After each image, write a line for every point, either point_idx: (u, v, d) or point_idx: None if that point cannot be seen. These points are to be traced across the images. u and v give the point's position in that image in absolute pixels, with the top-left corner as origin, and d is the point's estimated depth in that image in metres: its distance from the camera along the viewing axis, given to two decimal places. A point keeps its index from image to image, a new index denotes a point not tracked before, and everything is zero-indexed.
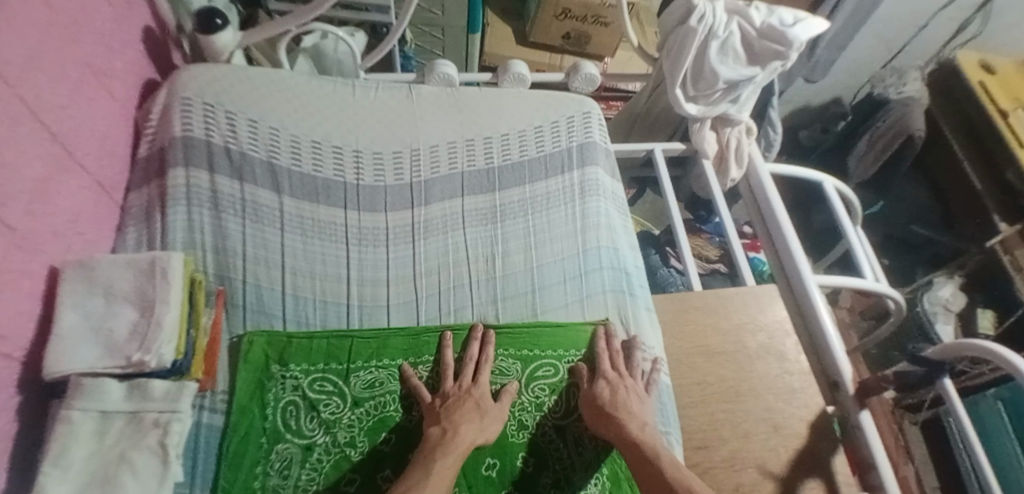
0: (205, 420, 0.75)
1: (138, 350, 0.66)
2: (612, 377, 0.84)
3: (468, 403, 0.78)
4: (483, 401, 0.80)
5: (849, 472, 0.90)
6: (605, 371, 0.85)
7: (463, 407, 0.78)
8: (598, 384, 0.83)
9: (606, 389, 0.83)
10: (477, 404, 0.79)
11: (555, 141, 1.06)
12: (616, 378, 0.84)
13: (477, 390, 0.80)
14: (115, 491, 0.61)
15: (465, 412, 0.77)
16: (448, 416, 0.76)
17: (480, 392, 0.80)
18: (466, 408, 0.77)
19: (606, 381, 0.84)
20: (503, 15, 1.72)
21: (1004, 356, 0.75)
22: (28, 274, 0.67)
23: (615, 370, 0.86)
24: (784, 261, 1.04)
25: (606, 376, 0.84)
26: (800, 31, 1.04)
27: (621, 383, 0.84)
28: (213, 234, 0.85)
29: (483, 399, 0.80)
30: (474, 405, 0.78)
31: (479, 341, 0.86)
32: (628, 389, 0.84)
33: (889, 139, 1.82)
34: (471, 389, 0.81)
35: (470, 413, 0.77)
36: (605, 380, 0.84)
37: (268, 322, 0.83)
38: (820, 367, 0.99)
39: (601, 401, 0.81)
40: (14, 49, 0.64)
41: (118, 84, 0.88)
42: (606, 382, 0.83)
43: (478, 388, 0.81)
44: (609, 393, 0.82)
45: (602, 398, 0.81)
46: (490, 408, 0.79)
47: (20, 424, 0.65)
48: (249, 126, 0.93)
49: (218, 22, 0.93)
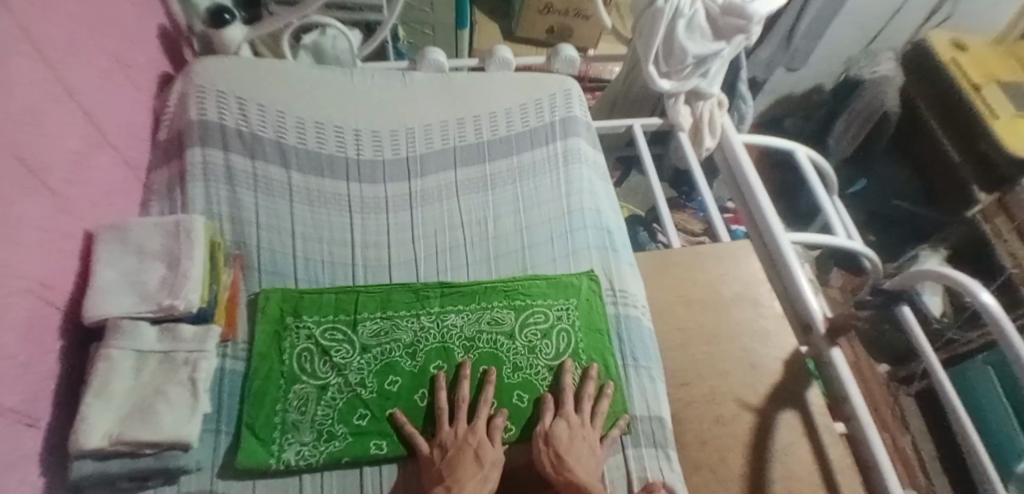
0: (228, 365, 0.83)
1: (168, 297, 0.74)
2: (574, 421, 0.83)
3: (468, 454, 0.78)
4: (482, 449, 0.79)
5: (822, 404, 0.97)
6: (569, 415, 0.83)
7: (463, 459, 0.77)
8: (557, 425, 0.82)
9: (563, 433, 0.81)
10: (477, 456, 0.78)
11: (539, 117, 1.15)
12: (578, 422, 0.83)
13: (474, 437, 0.80)
14: (153, 417, 0.68)
15: (467, 467, 0.76)
16: (451, 471, 0.76)
17: (477, 439, 0.80)
18: (466, 462, 0.77)
19: (566, 421, 0.83)
20: (490, 14, 1.83)
21: (956, 278, 0.80)
22: (68, 234, 0.75)
23: (579, 415, 0.84)
24: (758, 222, 1.13)
25: (569, 417, 0.83)
26: (759, 6, 1.14)
27: (582, 430, 0.82)
28: (229, 206, 0.94)
29: (481, 445, 0.79)
30: (473, 455, 0.78)
31: (468, 380, 0.86)
32: (586, 436, 0.82)
33: (866, 117, 1.94)
34: (468, 436, 0.80)
35: (472, 468, 0.76)
36: (566, 422, 0.83)
37: (282, 281, 0.92)
38: (793, 311, 1.08)
39: (557, 443, 0.80)
40: (54, 34, 0.74)
41: (139, 75, 0.97)
42: (566, 425, 0.82)
43: (476, 433, 0.80)
44: (567, 435, 0.81)
45: (558, 438, 0.80)
46: (491, 453, 0.79)
47: (64, 365, 0.73)
48: (259, 110, 1.02)
49: (227, 17, 1.05)
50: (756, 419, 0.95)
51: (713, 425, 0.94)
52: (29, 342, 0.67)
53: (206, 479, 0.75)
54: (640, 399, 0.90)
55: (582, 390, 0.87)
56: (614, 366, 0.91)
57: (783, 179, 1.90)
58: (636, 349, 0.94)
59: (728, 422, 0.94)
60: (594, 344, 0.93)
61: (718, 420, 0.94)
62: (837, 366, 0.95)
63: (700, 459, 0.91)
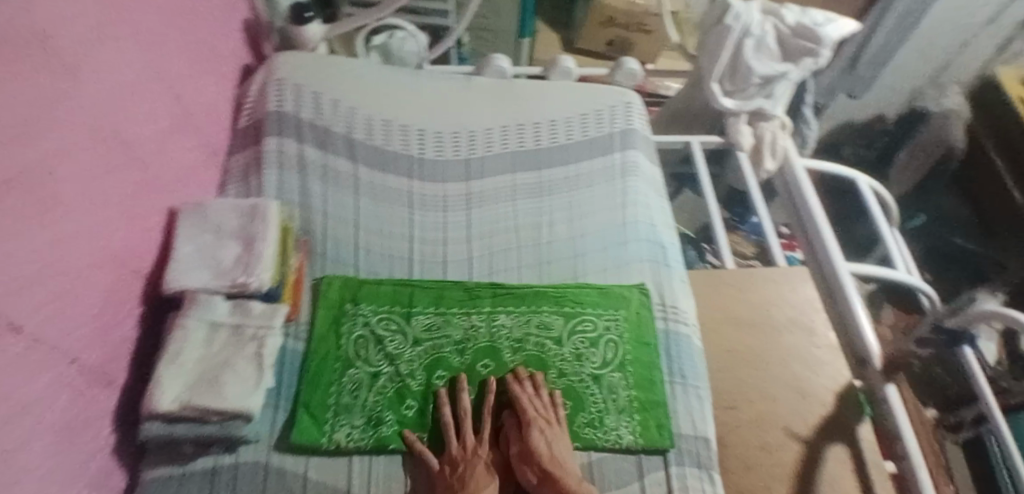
0: (290, 345, 0.87)
1: (242, 274, 0.79)
2: (544, 427, 0.82)
3: (478, 467, 0.79)
4: (483, 465, 0.80)
5: (873, 442, 0.94)
6: (539, 422, 0.82)
7: (475, 473, 0.78)
8: (533, 436, 0.81)
9: (539, 440, 0.81)
10: (486, 466, 0.80)
11: (598, 128, 1.16)
12: (549, 428, 0.82)
13: (484, 450, 0.81)
14: (219, 387, 0.71)
15: (479, 479, 0.78)
16: (464, 485, 0.77)
17: (486, 453, 0.81)
18: (478, 473, 0.78)
19: (541, 434, 0.81)
20: (552, 25, 1.86)
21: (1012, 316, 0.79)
22: (153, 209, 0.80)
23: (546, 420, 0.83)
24: (816, 249, 1.12)
25: (542, 428, 0.82)
26: (831, 30, 1.13)
27: (557, 434, 0.82)
28: (299, 194, 0.98)
29: (490, 457, 0.81)
30: (484, 468, 0.79)
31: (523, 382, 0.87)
32: (561, 440, 0.82)
33: (931, 149, 1.91)
34: (478, 449, 0.81)
35: (483, 479, 0.78)
36: (539, 431, 0.81)
37: (343, 269, 0.95)
38: (847, 342, 1.05)
39: (539, 456, 0.80)
40: (149, 19, 0.79)
41: (225, 65, 1.03)
42: (539, 433, 0.81)
43: (486, 446, 0.81)
44: (545, 445, 0.80)
45: (539, 452, 0.80)
46: (500, 465, 0.81)
47: (141, 331, 0.78)
48: (332, 104, 1.07)
49: (308, 15, 1.10)
50: (805, 449, 0.92)
51: (759, 451, 0.92)
52: (111, 307, 0.71)
53: (263, 450, 0.78)
54: (686, 417, 0.89)
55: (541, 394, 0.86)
56: (661, 381, 0.91)
57: (840, 208, 1.85)
58: (684, 366, 0.94)
59: (774, 450, 0.92)
60: (642, 356, 0.92)
61: (764, 447, 0.92)
62: (890, 402, 0.91)
63: (743, 485, 0.89)
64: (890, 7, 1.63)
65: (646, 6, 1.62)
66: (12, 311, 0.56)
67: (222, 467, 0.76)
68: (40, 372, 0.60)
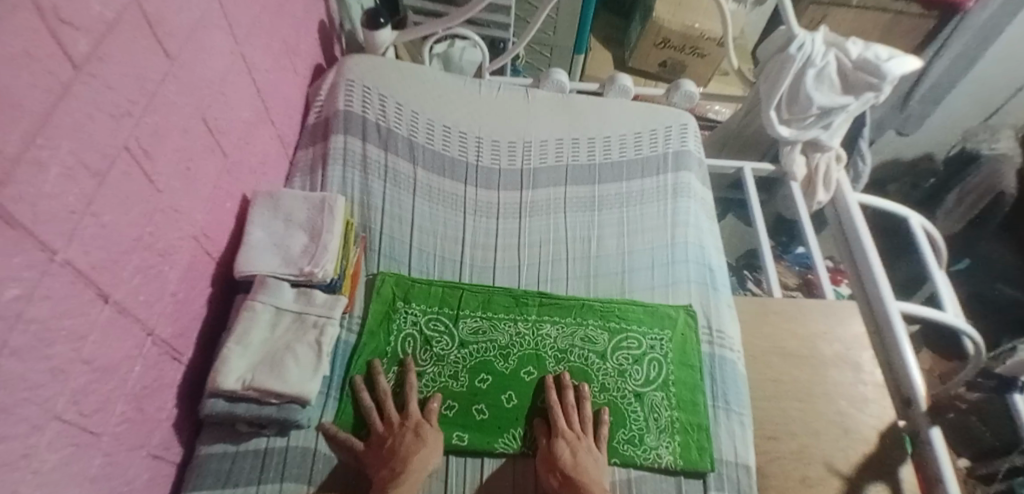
0: (343, 336, 0.90)
1: (309, 264, 0.82)
2: (571, 437, 0.83)
3: (408, 434, 0.79)
4: (422, 428, 0.81)
5: (915, 483, 0.93)
6: (566, 433, 0.83)
7: (404, 439, 0.79)
8: (558, 445, 0.82)
9: (565, 449, 0.81)
10: (417, 432, 0.80)
11: (652, 147, 1.17)
12: (574, 438, 0.82)
13: (411, 421, 0.81)
14: (280, 370, 0.75)
15: (407, 444, 0.78)
16: (395, 452, 0.77)
17: (415, 421, 0.81)
18: (408, 441, 0.78)
19: (567, 442, 0.82)
20: (605, 42, 1.88)
21: None
22: (230, 195, 0.84)
23: (574, 428, 0.84)
24: (867, 286, 1.10)
25: (568, 436, 0.82)
26: (894, 66, 1.12)
27: (581, 444, 0.82)
28: (360, 191, 1.01)
29: (422, 424, 0.81)
30: (414, 433, 0.80)
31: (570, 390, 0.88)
32: (588, 450, 0.82)
33: (980, 194, 1.82)
34: (405, 421, 0.81)
35: (416, 444, 0.78)
36: (564, 440, 0.82)
37: (398, 267, 0.98)
38: (894, 383, 1.03)
39: (562, 464, 0.80)
40: (243, 15, 0.83)
41: (300, 63, 1.08)
42: (565, 443, 0.82)
43: (413, 417, 0.82)
44: (569, 454, 0.81)
45: (563, 460, 0.80)
46: (432, 433, 0.81)
47: (210, 312, 0.81)
48: (397, 107, 1.10)
49: (381, 21, 1.15)
50: (845, 487, 0.92)
51: (798, 484, 0.92)
52: (187, 284, 0.75)
53: (312, 437, 0.80)
54: (728, 443, 0.89)
55: (563, 400, 0.87)
56: (703, 405, 0.90)
57: (889, 244, 1.83)
58: (728, 392, 0.93)
59: (814, 484, 0.92)
60: (686, 378, 0.92)
61: (804, 482, 0.92)
62: (934, 446, 0.91)
63: None
64: (947, 44, 1.62)
65: (704, 30, 1.61)
66: (103, 281, 0.59)
67: (274, 449, 0.78)
68: (122, 341, 0.63)
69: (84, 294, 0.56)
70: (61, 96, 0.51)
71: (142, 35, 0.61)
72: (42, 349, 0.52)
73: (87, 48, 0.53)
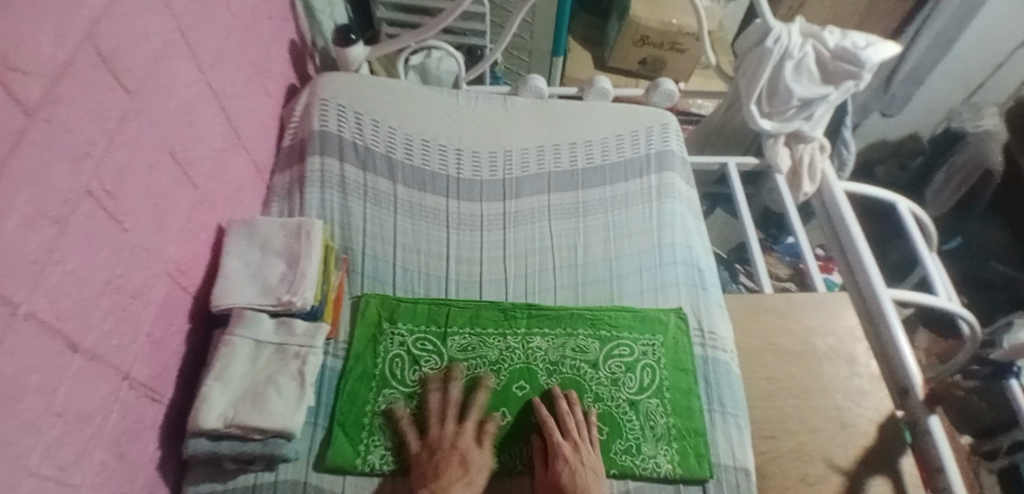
0: (329, 362, 0.88)
1: (287, 292, 0.80)
2: (569, 456, 0.80)
3: (455, 458, 0.79)
4: (469, 454, 0.80)
5: (916, 475, 0.93)
6: (562, 450, 0.80)
7: (448, 464, 0.78)
8: (558, 467, 0.80)
9: (565, 472, 0.79)
10: (464, 461, 0.79)
11: (635, 149, 1.16)
12: (573, 456, 0.80)
13: (462, 442, 0.81)
14: (264, 404, 0.74)
15: (452, 471, 0.77)
16: (437, 475, 0.77)
17: (464, 445, 0.80)
18: (453, 467, 0.78)
19: (567, 465, 0.79)
20: (584, 42, 1.86)
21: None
22: (204, 226, 0.82)
23: (570, 442, 0.82)
24: (857, 274, 1.09)
25: (567, 457, 0.80)
26: (873, 53, 1.10)
27: (581, 463, 0.80)
28: (340, 211, 1.00)
29: (469, 450, 0.80)
30: (461, 459, 0.79)
31: (564, 399, 0.86)
32: (588, 466, 0.80)
33: (967, 174, 1.82)
34: (457, 440, 0.81)
35: (460, 475, 0.77)
36: (563, 460, 0.80)
37: (382, 287, 0.96)
38: (889, 373, 1.02)
39: (562, 489, 0.78)
40: (209, 42, 0.82)
41: (272, 85, 1.06)
42: (565, 464, 0.80)
43: (467, 438, 0.81)
44: (569, 477, 0.79)
45: (563, 485, 0.78)
46: (479, 458, 0.80)
47: (190, 347, 0.80)
48: (373, 124, 1.09)
49: (352, 37, 1.13)
50: (845, 483, 0.91)
51: (798, 483, 0.91)
52: (162, 322, 0.73)
53: (301, 470, 0.79)
54: (726, 448, 0.87)
55: (556, 409, 0.85)
56: (699, 410, 0.89)
57: (878, 227, 1.83)
58: (723, 394, 0.92)
59: (815, 482, 0.91)
60: (679, 383, 0.91)
61: (805, 479, 0.91)
62: (935, 436, 0.90)
63: None
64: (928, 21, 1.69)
65: (681, 26, 1.61)
66: (72, 329, 0.57)
67: (262, 484, 0.77)
68: (96, 388, 0.61)
69: (50, 344, 0.54)
70: (16, 144, 0.49)
71: (98, 72, 0.59)
72: (10, 406, 0.50)
73: (40, 92, 0.52)
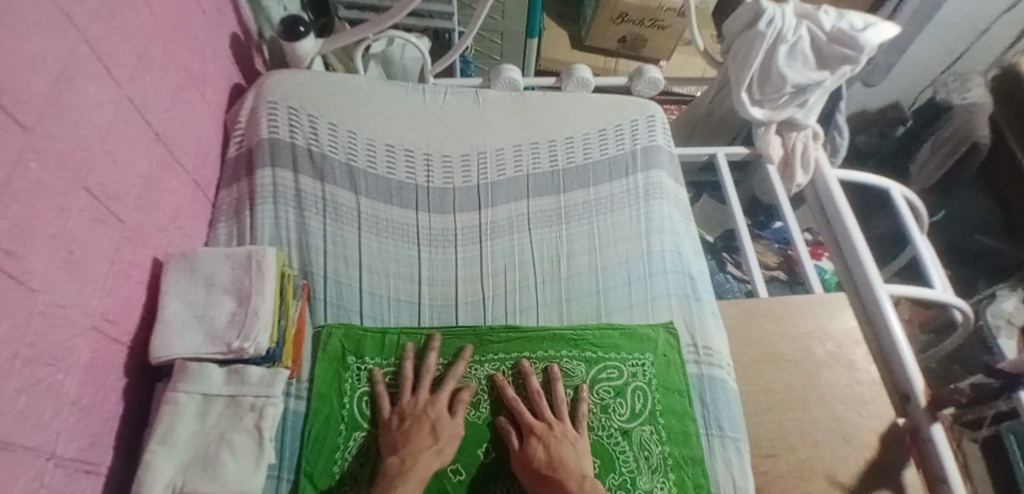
0: (291, 406, 0.80)
1: (237, 338, 0.71)
2: (542, 431, 0.77)
3: (424, 426, 0.76)
4: (440, 421, 0.77)
5: (920, 485, 0.89)
6: (533, 426, 0.78)
7: (418, 431, 0.75)
8: (531, 445, 0.76)
9: (539, 448, 0.76)
10: (433, 427, 0.76)
11: (619, 145, 1.07)
12: (545, 430, 0.77)
13: (435, 408, 0.78)
14: (217, 469, 0.66)
15: (421, 438, 0.74)
16: (405, 443, 0.74)
17: (437, 412, 0.77)
18: (422, 434, 0.75)
19: (541, 439, 0.77)
20: (560, 20, 1.74)
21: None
22: (136, 265, 0.72)
23: (546, 419, 0.79)
24: (854, 270, 1.03)
25: (545, 433, 0.77)
26: (871, 35, 1.02)
27: (555, 432, 0.77)
28: (297, 231, 0.90)
29: (440, 418, 0.77)
30: (431, 427, 0.76)
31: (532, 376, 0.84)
32: (561, 438, 0.77)
33: (955, 143, 1.75)
34: (430, 406, 0.78)
35: (426, 440, 0.74)
36: (535, 437, 0.77)
37: (347, 316, 0.88)
38: (890, 378, 0.98)
39: (539, 464, 0.74)
40: (125, 52, 0.70)
41: (210, 89, 0.94)
42: (538, 441, 0.76)
43: (439, 404, 0.78)
44: (543, 453, 0.75)
45: (538, 460, 0.75)
46: (450, 427, 0.77)
47: (127, 404, 0.71)
48: (330, 129, 0.98)
49: (301, 30, 1.01)
50: None
51: None
52: (90, 387, 0.63)
53: None
54: (726, 475, 0.82)
55: (526, 386, 0.83)
56: (695, 434, 0.84)
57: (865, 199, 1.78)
58: (721, 415, 0.86)
59: None
60: (673, 405, 0.85)
61: None
62: (936, 443, 0.84)
63: None
64: None
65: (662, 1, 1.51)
66: None
67: None
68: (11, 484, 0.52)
69: None
70: None
71: None
72: None
73: None
